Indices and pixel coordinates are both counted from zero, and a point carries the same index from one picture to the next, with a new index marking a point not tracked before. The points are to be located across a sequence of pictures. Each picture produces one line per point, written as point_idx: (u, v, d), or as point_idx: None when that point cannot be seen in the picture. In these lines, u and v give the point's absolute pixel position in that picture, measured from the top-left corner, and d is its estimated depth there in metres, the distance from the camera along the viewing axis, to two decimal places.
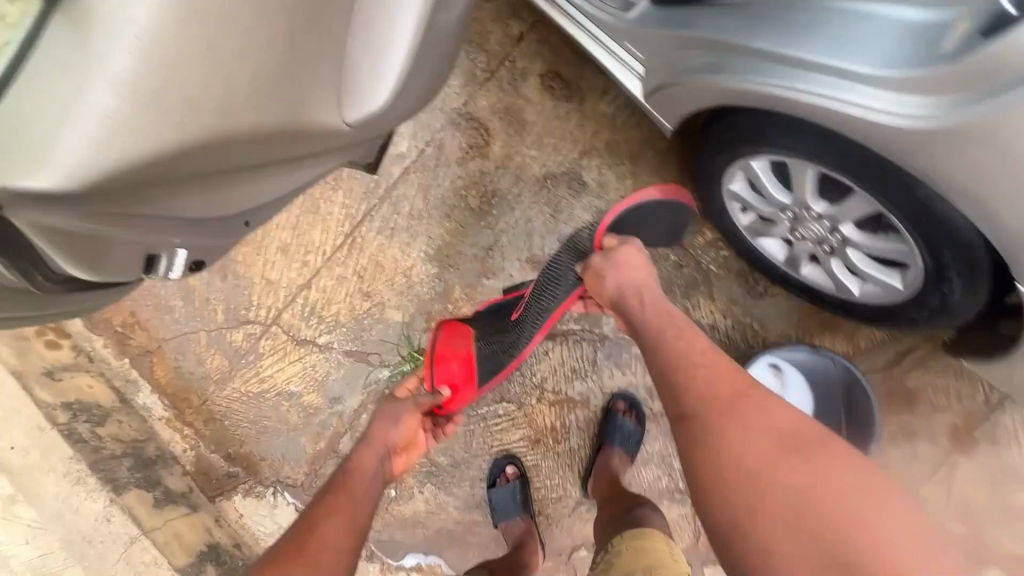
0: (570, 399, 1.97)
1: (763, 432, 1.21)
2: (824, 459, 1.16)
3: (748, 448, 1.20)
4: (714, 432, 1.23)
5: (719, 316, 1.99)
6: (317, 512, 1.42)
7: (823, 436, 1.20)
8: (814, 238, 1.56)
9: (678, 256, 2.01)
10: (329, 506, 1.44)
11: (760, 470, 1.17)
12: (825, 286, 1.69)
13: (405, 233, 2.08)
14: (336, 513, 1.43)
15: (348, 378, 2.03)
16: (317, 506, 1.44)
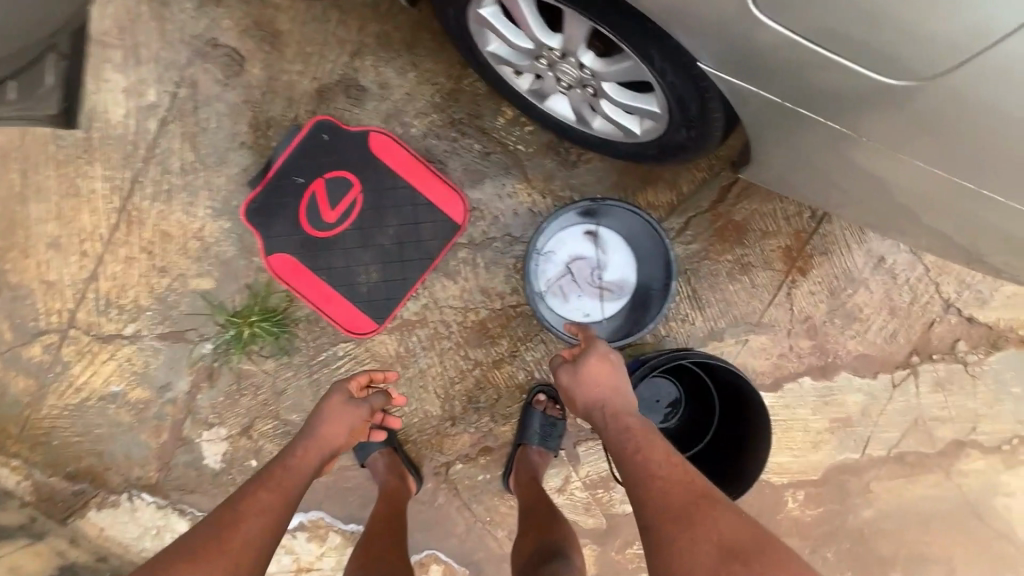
0: (407, 322, 1.87)
1: (718, 534, 1.02)
2: (724, 518, 1.04)
3: (695, 535, 1.02)
4: (664, 515, 1.07)
5: (539, 196, 1.86)
6: (230, 509, 1.26)
7: (759, 531, 1.03)
8: (573, 79, 1.45)
9: (482, 143, 1.86)
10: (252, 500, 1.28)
11: (686, 508, 1.07)
12: (614, 137, 1.58)
13: (184, 192, 1.85)
14: (261, 506, 1.27)
15: (169, 363, 1.87)
16: (232, 501, 1.28)
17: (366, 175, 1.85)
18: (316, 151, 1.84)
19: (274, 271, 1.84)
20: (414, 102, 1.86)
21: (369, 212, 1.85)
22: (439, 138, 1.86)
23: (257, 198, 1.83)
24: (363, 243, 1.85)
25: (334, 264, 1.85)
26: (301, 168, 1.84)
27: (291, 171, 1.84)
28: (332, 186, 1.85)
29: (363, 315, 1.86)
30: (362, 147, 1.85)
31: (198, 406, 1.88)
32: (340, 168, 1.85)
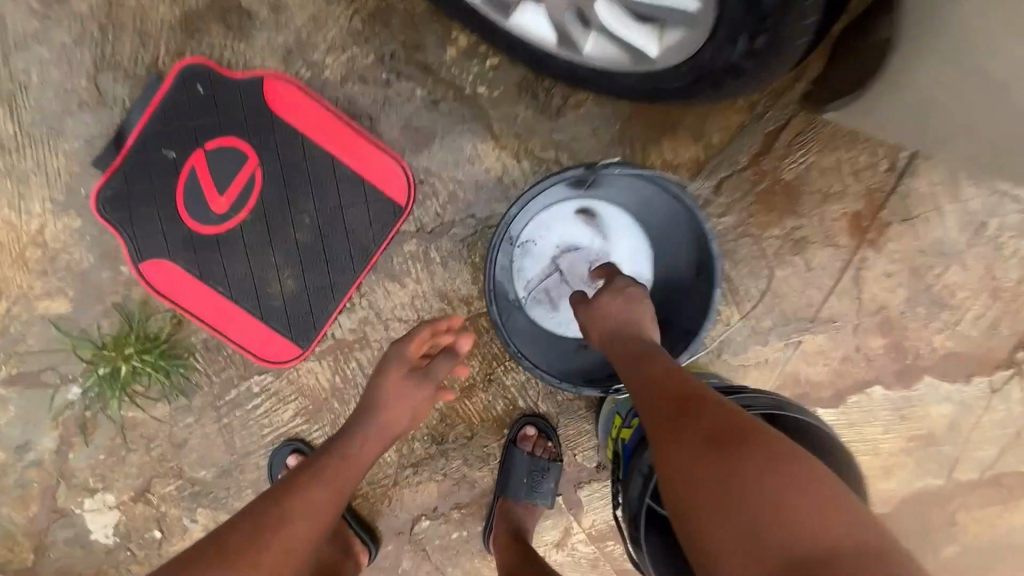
0: (342, 342, 1.38)
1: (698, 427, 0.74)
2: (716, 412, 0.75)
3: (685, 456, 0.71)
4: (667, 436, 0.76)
5: (512, 160, 1.32)
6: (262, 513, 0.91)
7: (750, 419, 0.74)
8: None
9: (426, 86, 1.30)
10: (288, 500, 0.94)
11: (675, 408, 0.79)
12: (619, 62, 1.03)
13: (10, 181, 1.31)
14: (286, 521, 0.90)
15: (25, 415, 1.39)
16: (253, 505, 0.93)
17: (264, 141, 1.30)
18: (190, 111, 1.29)
19: (149, 285, 1.32)
20: (324, 30, 1.28)
21: (273, 195, 1.31)
22: (364, 82, 1.30)
23: (112, 184, 1.29)
24: (271, 239, 1.33)
25: (233, 270, 1.34)
26: (171, 136, 1.29)
27: (158, 142, 1.29)
28: (218, 160, 1.30)
29: (280, 337, 1.36)
30: (255, 101, 1.29)
31: (72, 467, 1.41)
32: (226, 135, 1.30)
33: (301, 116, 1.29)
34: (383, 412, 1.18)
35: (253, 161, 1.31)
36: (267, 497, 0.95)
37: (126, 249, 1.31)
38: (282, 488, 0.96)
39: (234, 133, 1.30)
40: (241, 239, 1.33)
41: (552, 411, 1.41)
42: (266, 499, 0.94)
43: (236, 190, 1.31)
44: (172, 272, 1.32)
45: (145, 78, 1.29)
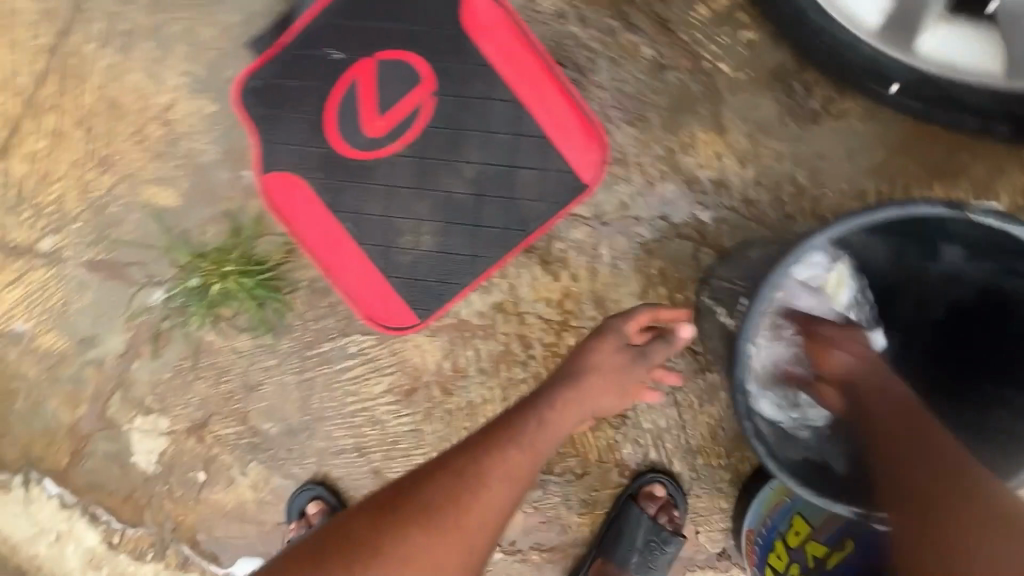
0: (464, 325, 1.15)
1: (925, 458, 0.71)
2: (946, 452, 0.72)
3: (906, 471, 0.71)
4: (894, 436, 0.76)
5: (733, 163, 1.05)
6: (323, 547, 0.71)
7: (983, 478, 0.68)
8: None
9: (657, 47, 1.04)
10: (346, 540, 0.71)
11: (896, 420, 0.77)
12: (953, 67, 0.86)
13: (152, 43, 1.13)
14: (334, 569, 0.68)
15: (98, 307, 1.22)
16: (337, 526, 0.73)
17: (446, 64, 1.07)
18: (369, 8, 1.07)
19: (268, 199, 1.12)
20: None
21: (438, 131, 1.09)
22: (584, 23, 1.05)
23: (260, 72, 1.08)
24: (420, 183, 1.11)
25: (366, 207, 1.12)
26: (340, 33, 1.07)
27: (324, 38, 1.08)
28: (386, 76, 1.08)
29: (396, 298, 1.14)
30: (448, 17, 1.06)
31: (133, 377, 1.24)
32: (402, 49, 1.07)
33: (496, 49, 1.06)
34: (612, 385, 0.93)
35: (425, 86, 1.08)
36: (480, 437, 0.83)
37: (257, 153, 1.11)
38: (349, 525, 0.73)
39: (412, 48, 1.08)
40: (388, 175, 1.11)
41: (684, 476, 1.15)
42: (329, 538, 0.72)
43: (398, 115, 1.09)
44: (300, 192, 1.12)
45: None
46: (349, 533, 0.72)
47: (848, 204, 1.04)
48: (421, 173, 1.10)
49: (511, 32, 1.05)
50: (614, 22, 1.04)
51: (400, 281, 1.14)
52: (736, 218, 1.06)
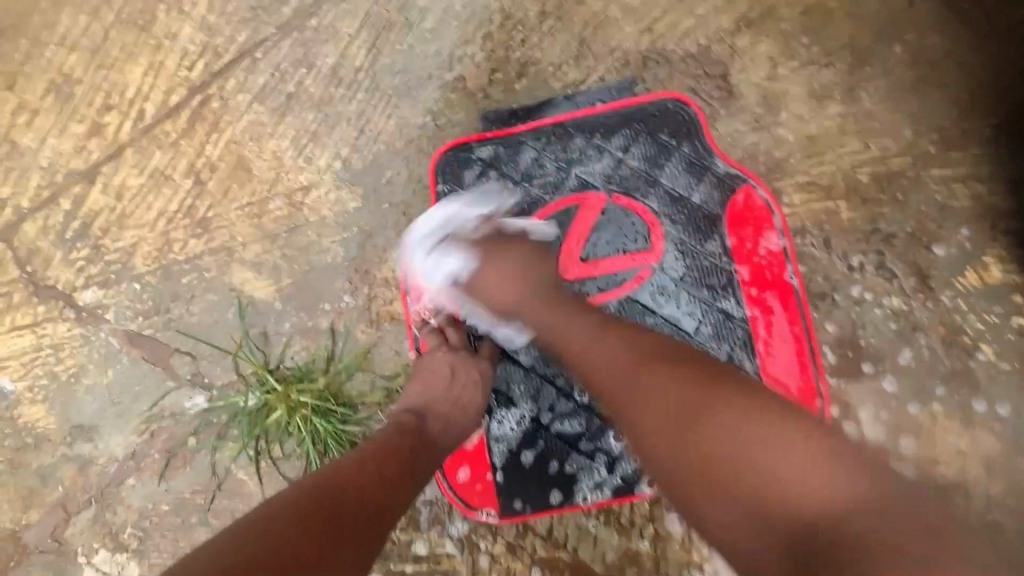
0: (581, 568, 0.86)
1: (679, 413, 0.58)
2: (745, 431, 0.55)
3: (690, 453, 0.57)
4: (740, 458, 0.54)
5: (978, 469, 0.83)
6: (325, 539, 0.53)
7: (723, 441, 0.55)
8: None
9: (911, 301, 0.86)
10: (344, 537, 0.55)
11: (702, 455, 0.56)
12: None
13: (312, 115, 0.95)
14: (348, 549, 0.54)
15: (114, 393, 0.93)
16: (299, 505, 0.56)
17: (678, 240, 0.89)
18: (621, 144, 0.90)
19: (409, 283, 0.90)
20: (816, 160, 0.88)
21: (639, 311, 0.88)
22: (828, 250, 0.87)
23: (475, 154, 0.91)
24: None
25: (517, 357, 0.88)
26: (581, 155, 0.90)
27: (558, 148, 0.90)
28: (607, 220, 0.89)
29: (492, 479, 0.87)
30: (700, 188, 0.89)
31: (118, 496, 0.92)
32: (643, 203, 0.89)
33: (738, 241, 0.88)
34: (441, 406, 0.76)
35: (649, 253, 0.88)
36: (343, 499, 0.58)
37: None
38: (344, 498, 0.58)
39: (648, 203, 0.90)
40: None
41: None
42: (315, 519, 0.54)
43: (597, 269, 0.89)
44: None
45: (586, 84, 0.92)
46: (347, 527, 0.56)
47: None
48: None
49: (770, 246, 0.88)
50: (864, 260, 0.87)
51: (515, 461, 0.87)
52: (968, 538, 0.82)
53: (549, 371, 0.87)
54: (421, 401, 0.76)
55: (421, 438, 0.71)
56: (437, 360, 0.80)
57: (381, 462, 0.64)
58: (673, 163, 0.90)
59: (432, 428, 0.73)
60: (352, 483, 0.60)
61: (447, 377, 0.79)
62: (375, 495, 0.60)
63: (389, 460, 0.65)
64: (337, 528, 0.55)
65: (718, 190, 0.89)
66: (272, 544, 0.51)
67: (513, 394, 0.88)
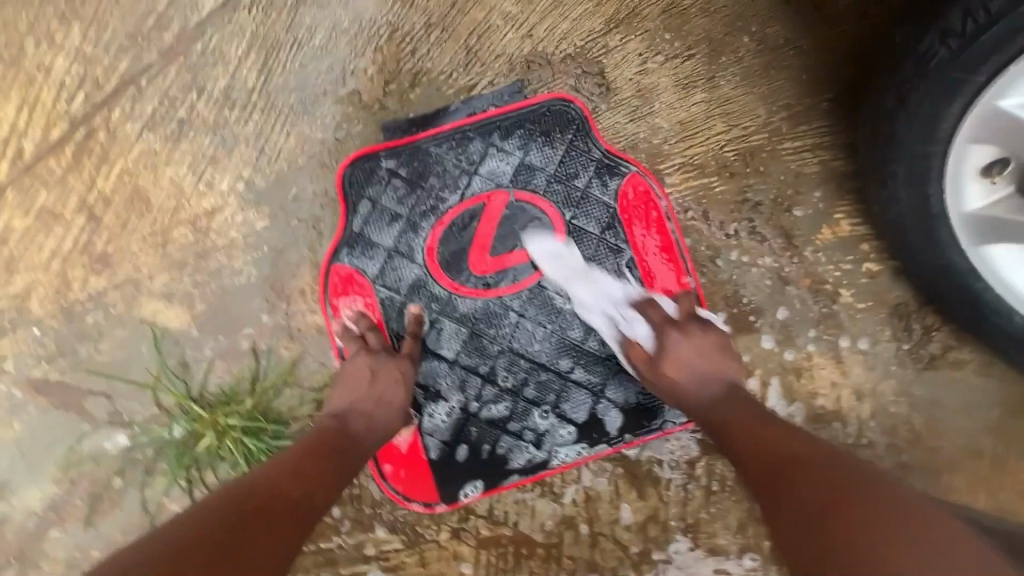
0: (522, 539, 0.92)
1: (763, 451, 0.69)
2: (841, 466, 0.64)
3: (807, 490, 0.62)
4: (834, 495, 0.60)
5: (848, 396, 0.96)
6: (257, 523, 0.59)
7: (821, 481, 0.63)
8: None
9: (780, 259, 0.98)
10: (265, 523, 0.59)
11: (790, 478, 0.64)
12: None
13: (208, 138, 0.94)
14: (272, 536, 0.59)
15: (24, 446, 0.89)
16: (224, 501, 0.61)
17: (579, 227, 0.96)
18: (517, 143, 0.96)
19: (327, 295, 0.92)
20: (689, 144, 0.98)
21: (550, 297, 0.95)
22: (707, 221, 0.98)
23: (379, 164, 0.94)
24: (510, 342, 0.93)
25: (441, 353, 0.92)
26: (480, 156, 0.95)
27: (458, 151, 0.95)
28: (512, 216, 0.95)
29: (428, 471, 0.92)
30: (593, 177, 0.97)
31: (42, 551, 0.89)
32: (542, 196, 0.96)
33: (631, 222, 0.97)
34: (362, 407, 0.79)
35: (553, 242, 0.95)
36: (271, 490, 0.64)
37: (336, 242, 0.92)
38: (272, 490, 0.64)
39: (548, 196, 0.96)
40: (474, 323, 0.93)
41: None
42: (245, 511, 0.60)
43: (507, 262, 0.94)
44: (371, 311, 0.92)
45: (477, 89, 0.97)
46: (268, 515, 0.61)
47: (960, 459, 0.96)
48: (512, 330, 0.94)
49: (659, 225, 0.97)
50: (739, 227, 0.98)
51: (450, 451, 0.92)
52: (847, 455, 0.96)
53: (474, 363, 0.93)
54: (344, 403, 0.79)
55: (344, 438, 0.75)
56: (359, 364, 0.83)
57: (304, 460, 0.69)
58: (565, 157, 0.97)
59: (355, 428, 0.77)
60: (275, 482, 0.65)
61: (368, 379, 0.82)
62: (296, 489, 0.65)
63: (310, 454, 0.70)
64: (259, 516, 0.60)
65: (610, 178, 0.97)
66: (196, 528, 0.57)
67: (441, 389, 0.92)
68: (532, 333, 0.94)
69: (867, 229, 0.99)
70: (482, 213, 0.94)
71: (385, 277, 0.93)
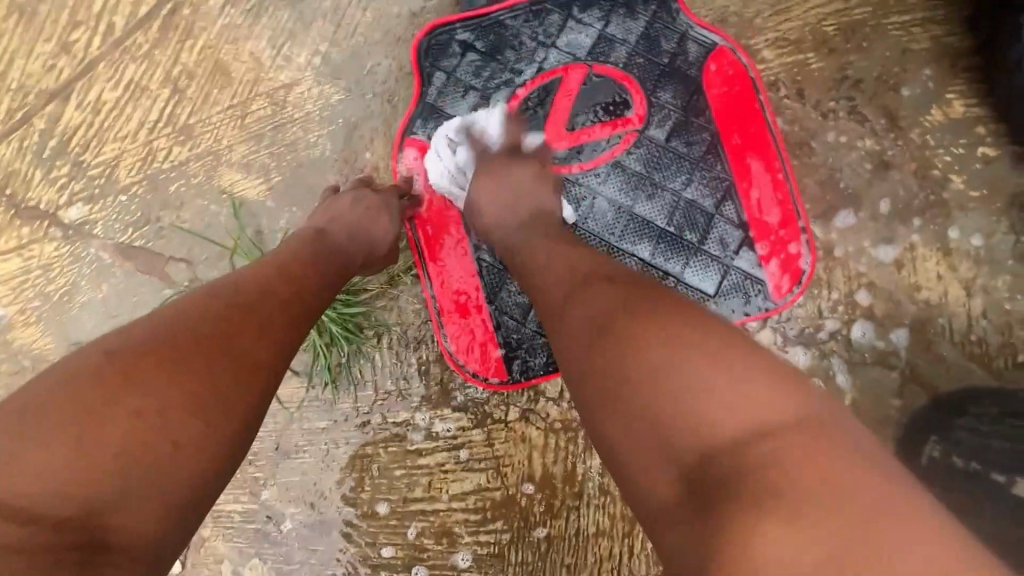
0: None
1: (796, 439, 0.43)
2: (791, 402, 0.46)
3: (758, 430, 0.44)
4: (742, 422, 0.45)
5: (957, 292, 0.88)
6: (231, 328, 0.57)
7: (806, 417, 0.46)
8: None
9: (883, 142, 0.90)
10: (253, 325, 0.58)
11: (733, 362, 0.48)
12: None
13: (288, 13, 0.95)
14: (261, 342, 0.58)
15: (111, 308, 0.93)
16: (206, 302, 0.58)
17: (660, 104, 0.91)
18: (598, 15, 0.92)
19: (401, 168, 0.91)
20: (784, 18, 0.91)
21: (629, 175, 0.90)
22: (801, 100, 0.91)
23: (455, 36, 0.92)
24: (585, 220, 0.90)
25: None
26: (558, 29, 0.92)
27: (536, 24, 0.92)
28: (592, 91, 0.91)
29: (494, 343, 0.89)
30: (678, 52, 0.91)
31: None
32: (623, 70, 0.91)
33: (721, 99, 0.91)
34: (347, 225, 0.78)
35: (632, 118, 0.91)
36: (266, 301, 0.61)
37: (411, 115, 0.92)
38: (262, 295, 0.62)
39: (630, 71, 0.91)
40: None
41: None
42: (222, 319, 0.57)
43: (584, 138, 0.91)
44: (441, 183, 0.91)
45: None
46: (271, 320, 0.60)
47: None
48: (586, 207, 0.90)
49: (749, 102, 0.90)
50: (837, 107, 0.90)
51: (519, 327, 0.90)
52: (955, 355, 0.87)
53: None
54: (326, 218, 0.79)
55: (322, 246, 0.74)
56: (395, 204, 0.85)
57: (302, 271, 0.68)
58: (649, 30, 0.92)
59: (336, 238, 0.76)
60: (264, 283, 0.63)
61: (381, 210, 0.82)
62: (286, 292, 0.64)
63: (303, 264, 0.69)
64: (245, 314, 0.59)
65: (697, 53, 0.91)
66: (191, 327, 0.55)
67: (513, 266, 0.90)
68: (607, 210, 0.90)
69: (985, 111, 0.89)
70: (560, 87, 0.91)
71: None
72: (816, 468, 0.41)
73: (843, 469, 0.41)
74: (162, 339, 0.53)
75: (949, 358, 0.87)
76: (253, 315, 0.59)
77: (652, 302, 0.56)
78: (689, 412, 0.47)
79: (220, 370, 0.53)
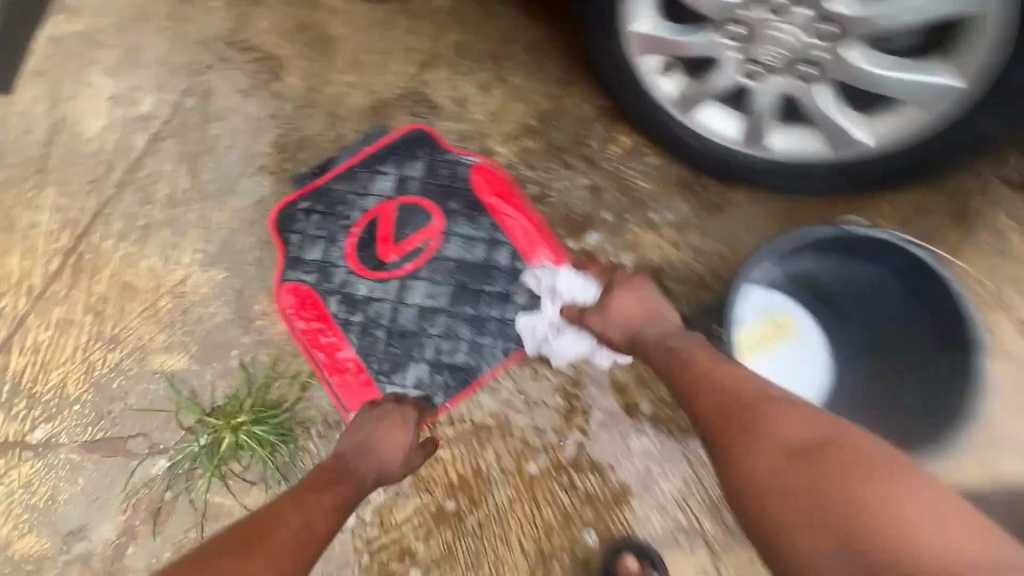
0: (480, 427, 1.22)
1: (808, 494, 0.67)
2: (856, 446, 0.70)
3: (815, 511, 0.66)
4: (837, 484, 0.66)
5: (671, 249, 1.33)
6: (276, 518, 0.82)
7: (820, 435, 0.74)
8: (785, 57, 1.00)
9: (591, 176, 1.36)
10: (296, 518, 0.83)
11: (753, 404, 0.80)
12: (818, 151, 1.09)
13: (167, 231, 1.29)
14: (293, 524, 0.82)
15: (91, 493, 1.16)
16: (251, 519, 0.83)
17: (450, 206, 1.34)
18: (392, 166, 1.35)
19: (289, 307, 1.26)
20: (502, 124, 1.39)
21: (446, 259, 1.30)
22: (533, 169, 1.37)
23: (299, 207, 1.31)
24: (427, 298, 1.28)
25: (379, 321, 1.26)
26: (369, 181, 1.34)
27: (353, 184, 1.33)
28: (404, 214, 1.32)
29: None
30: (452, 171, 1.36)
31: (126, 566, 1.15)
32: (419, 195, 1.34)
33: (488, 190, 1.35)
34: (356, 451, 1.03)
35: (436, 223, 1.32)
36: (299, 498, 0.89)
37: (282, 269, 1.27)
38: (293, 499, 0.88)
39: (425, 193, 1.34)
40: (397, 293, 1.28)
41: (717, 536, 1.18)
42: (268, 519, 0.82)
43: (408, 246, 1.30)
44: (320, 309, 1.26)
45: (348, 138, 1.36)
46: (305, 510, 0.86)
47: None
48: (423, 289, 1.28)
49: (507, 188, 1.35)
50: (555, 165, 1.37)
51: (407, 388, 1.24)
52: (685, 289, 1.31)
53: (407, 318, 1.27)
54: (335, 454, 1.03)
55: (331, 465, 0.99)
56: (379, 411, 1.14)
57: (315, 481, 0.95)
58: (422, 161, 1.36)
59: (342, 448, 1.04)
60: (293, 493, 0.89)
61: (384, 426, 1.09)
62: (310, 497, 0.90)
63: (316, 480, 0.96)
64: (288, 510, 0.85)
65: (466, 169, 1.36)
66: (246, 527, 0.80)
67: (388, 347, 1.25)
68: (438, 287, 1.28)
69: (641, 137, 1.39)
70: (379, 217, 1.32)
71: (325, 283, 1.28)
72: (846, 485, 0.65)
73: (893, 487, 0.63)
74: (228, 540, 0.77)
75: (682, 292, 1.31)
76: (284, 510, 0.84)
77: (717, 404, 0.83)
78: (822, 516, 0.64)
79: (273, 542, 0.77)
